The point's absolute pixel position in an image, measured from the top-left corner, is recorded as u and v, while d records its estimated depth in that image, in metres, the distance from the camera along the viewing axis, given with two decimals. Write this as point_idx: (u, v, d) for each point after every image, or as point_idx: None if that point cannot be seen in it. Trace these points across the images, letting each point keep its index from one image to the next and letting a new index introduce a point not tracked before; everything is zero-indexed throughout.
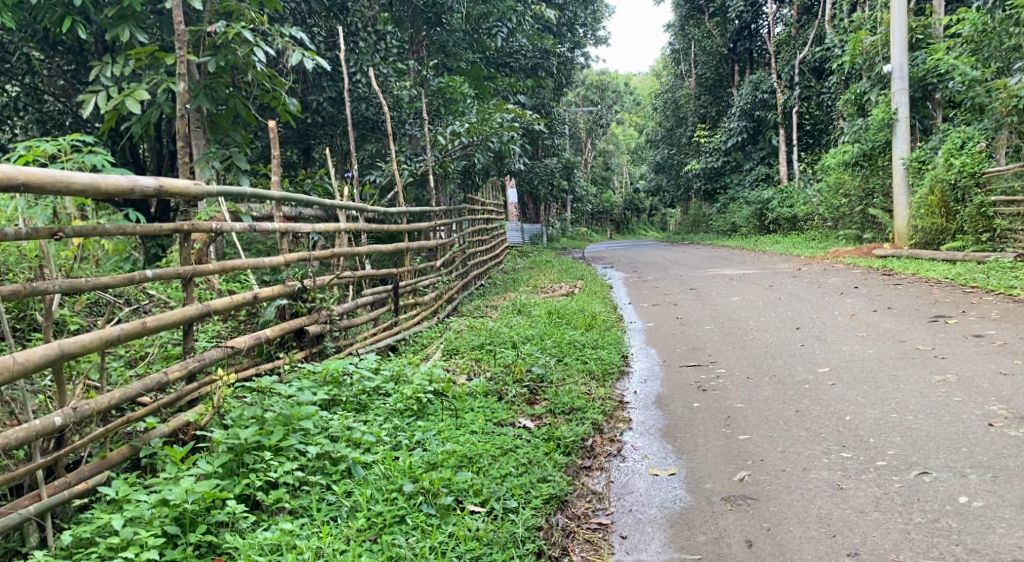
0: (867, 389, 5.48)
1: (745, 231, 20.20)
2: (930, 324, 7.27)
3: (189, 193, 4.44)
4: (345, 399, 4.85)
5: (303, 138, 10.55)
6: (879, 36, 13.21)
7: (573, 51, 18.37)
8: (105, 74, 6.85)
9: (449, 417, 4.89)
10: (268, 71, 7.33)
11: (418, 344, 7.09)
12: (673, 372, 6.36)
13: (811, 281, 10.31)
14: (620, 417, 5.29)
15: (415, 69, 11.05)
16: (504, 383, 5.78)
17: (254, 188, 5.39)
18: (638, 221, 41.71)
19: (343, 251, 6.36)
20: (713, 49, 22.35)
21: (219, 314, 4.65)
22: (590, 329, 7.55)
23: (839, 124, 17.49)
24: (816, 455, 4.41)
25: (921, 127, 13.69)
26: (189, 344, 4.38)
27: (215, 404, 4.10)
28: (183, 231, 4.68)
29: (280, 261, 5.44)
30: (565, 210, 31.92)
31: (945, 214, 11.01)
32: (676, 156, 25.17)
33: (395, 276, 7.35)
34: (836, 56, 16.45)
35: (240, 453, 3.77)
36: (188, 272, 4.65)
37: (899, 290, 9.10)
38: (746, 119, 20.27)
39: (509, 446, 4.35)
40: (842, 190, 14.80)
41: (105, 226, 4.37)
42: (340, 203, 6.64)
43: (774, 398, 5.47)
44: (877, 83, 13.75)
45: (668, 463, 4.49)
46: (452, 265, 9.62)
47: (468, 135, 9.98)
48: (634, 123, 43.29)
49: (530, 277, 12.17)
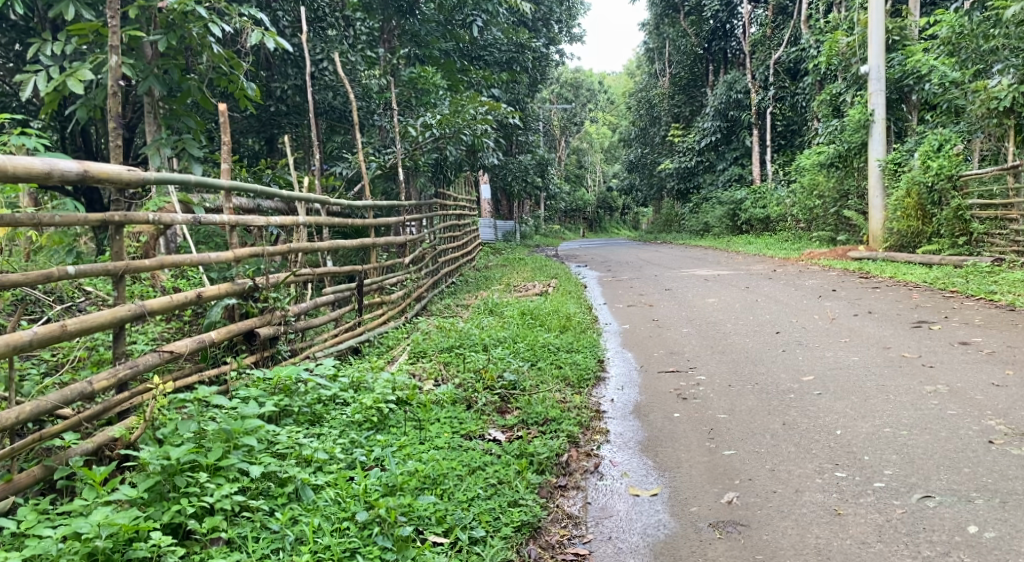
0: (856, 400, 5.17)
1: (718, 231, 19.89)
2: (914, 330, 6.99)
3: (120, 179, 3.92)
4: (298, 410, 4.45)
5: (266, 127, 10.03)
6: (857, 36, 12.92)
7: (548, 48, 17.99)
8: (45, 52, 6.43)
9: (412, 429, 4.49)
10: (224, 54, 6.97)
11: (383, 346, 6.67)
12: (652, 379, 5.99)
13: (789, 283, 10.05)
14: (597, 428, 4.92)
15: (384, 58, 10.59)
16: (473, 390, 5.40)
17: (199, 176, 4.88)
18: (611, 220, 41.52)
19: (301, 246, 5.90)
20: (686, 49, 21.89)
21: (156, 315, 4.20)
22: (565, 332, 7.17)
23: (813, 125, 17.32)
24: (808, 474, 4.08)
25: (897, 129, 13.43)
26: (121, 349, 3.92)
27: (146, 416, 3.68)
28: (115, 222, 4.17)
29: (229, 257, 4.98)
30: (538, 208, 31.62)
31: (921, 216, 10.74)
32: (649, 155, 24.92)
33: (360, 273, 6.92)
34: (812, 57, 16.19)
35: (171, 475, 3.35)
36: (119, 268, 4.13)
37: (879, 293, 8.84)
38: (719, 118, 20.05)
39: (476, 465, 3.97)
40: (817, 192, 14.57)
41: (16, 215, 3.83)
42: (299, 195, 6.18)
43: (759, 408, 5.14)
44: (853, 84, 13.49)
45: (650, 482, 4.12)
46: (421, 262, 9.20)
47: (440, 127, 9.62)
48: (607, 121, 43.10)
49: (502, 275, 11.78)
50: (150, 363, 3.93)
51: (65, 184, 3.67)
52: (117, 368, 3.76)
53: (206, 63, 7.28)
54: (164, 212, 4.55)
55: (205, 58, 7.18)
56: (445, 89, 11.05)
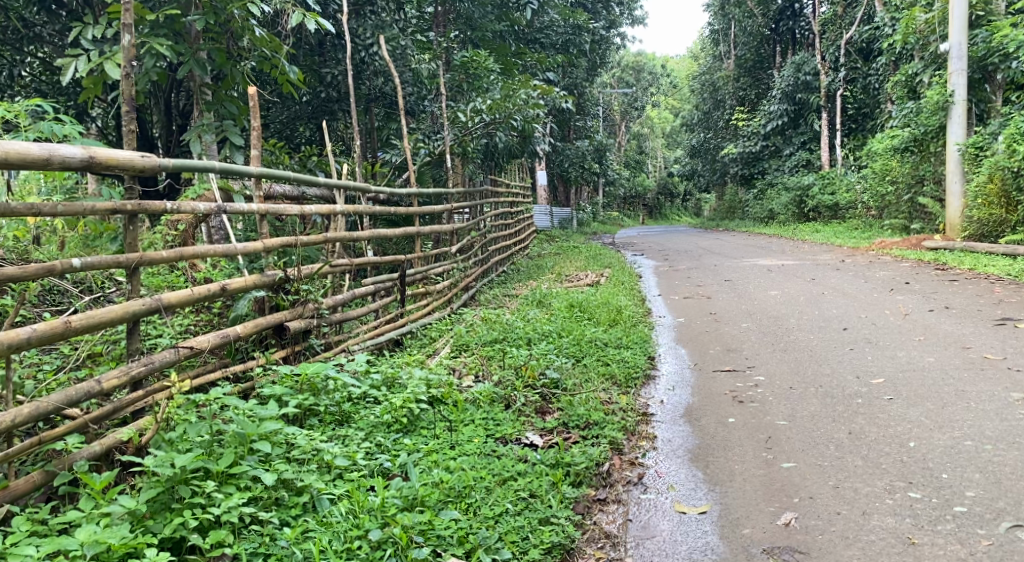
0: (932, 408, 4.71)
1: (783, 218, 19.15)
2: (997, 328, 6.43)
3: (128, 166, 3.72)
4: (325, 409, 4.23)
5: (317, 114, 9.88)
6: (937, 13, 12.08)
7: (608, 31, 17.48)
8: (86, 35, 6.19)
9: (444, 432, 4.22)
10: (267, 37, 6.75)
11: (425, 338, 6.42)
12: (705, 379, 5.61)
13: (859, 274, 9.49)
14: (643, 433, 4.59)
15: (436, 42, 10.35)
16: (512, 388, 5.11)
17: (225, 162, 4.62)
18: (672, 206, 40.69)
19: (338, 236, 5.63)
20: (753, 30, 21.16)
21: (174, 309, 3.98)
22: (614, 326, 6.82)
23: (887, 107, 16.48)
24: (877, 494, 3.71)
25: (978, 111, 12.61)
26: (134, 345, 3.73)
27: (158, 417, 3.47)
28: (128, 212, 3.91)
29: (258, 247, 4.74)
30: (596, 195, 31.14)
31: (1006, 204, 10.07)
32: (712, 140, 24.24)
33: (402, 262, 6.65)
34: (886, 35, 15.34)
35: (174, 484, 3.13)
36: (131, 260, 3.90)
37: (956, 287, 8.23)
38: (787, 101, 19.31)
39: (508, 475, 3.70)
40: (889, 177, 13.82)
41: (13, 203, 3.54)
42: (338, 182, 5.90)
43: (824, 414, 4.72)
44: (931, 64, 12.73)
45: (697, 497, 3.80)
46: (470, 250, 8.94)
47: (490, 112, 9.35)
48: (670, 106, 42.25)
49: (556, 263, 11.46)
50: (165, 359, 3.72)
51: (68, 171, 3.49)
52: (129, 365, 3.56)
53: (249, 46, 7.10)
54: (183, 201, 4.29)
55: (247, 41, 6.98)
56: (498, 73, 10.72)
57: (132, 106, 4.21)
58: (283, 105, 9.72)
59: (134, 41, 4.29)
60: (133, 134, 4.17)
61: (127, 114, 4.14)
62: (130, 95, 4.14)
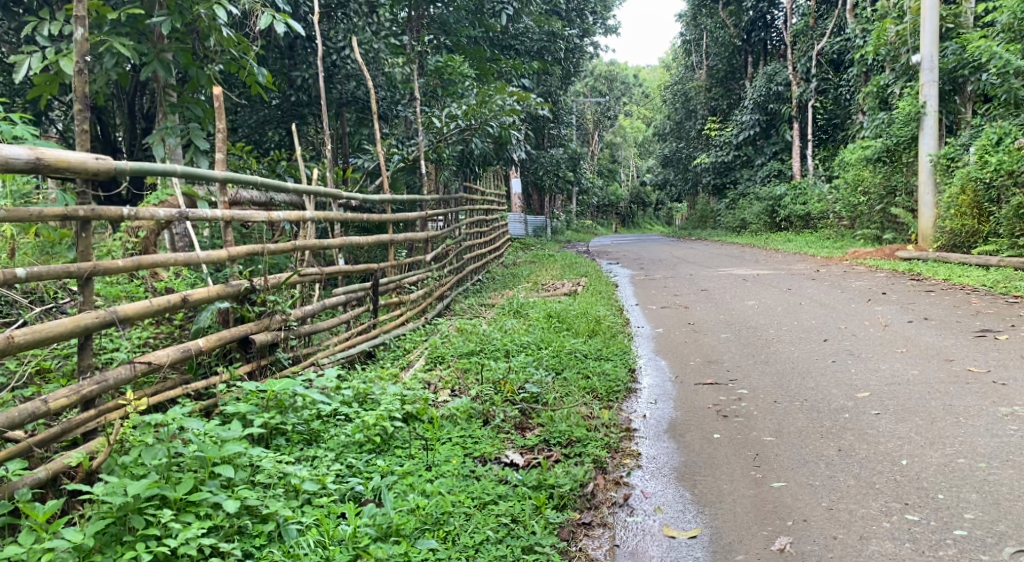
0: (921, 423, 4.57)
1: (754, 228, 19.15)
2: (978, 340, 6.34)
3: (79, 167, 3.48)
4: (293, 429, 4.00)
5: (287, 118, 9.64)
6: (907, 24, 12.03)
7: (582, 39, 17.39)
8: (41, 31, 5.86)
9: (420, 452, 4.00)
10: (234, 37, 6.47)
11: (399, 350, 6.21)
12: (687, 393, 5.43)
13: (835, 284, 9.41)
14: (627, 450, 4.40)
15: (409, 46, 10.14)
16: (491, 403, 4.91)
17: (186, 165, 4.36)
18: (644, 215, 40.77)
19: (307, 244, 5.38)
20: (725, 40, 21.15)
21: (131, 322, 3.73)
22: (594, 336, 6.65)
23: (858, 118, 16.52)
24: (873, 517, 3.59)
25: (948, 122, 12.51)
26: (85, 361, 3.46)
27: (110, 439, 3.22)
28: (81, 218, 3.63)
29: (221, 255, 4.49)
30: (569, 203, 31.10)
31: (978, 215, 10.00)
32: (684, 149, 24.26)
33: (374, 272, 6.41)
34: (858, 47, 15.36)
35: (125, 514, 2.89)
36: (83, 270, 3.62)
37: (933, 298, 8.16)
38: (758, 112, 19.31)
39: (489, 499, 3.52)
40: (862, 188, 13.79)
41: None
42: (308, 188, 5.66)
43: (811, 430, 4.56)
44: (902, 75, 12.72)
45: (687, 520, 3.66)
46: (445, 258, 8.73)
47: (466, 118, 9.26)
48: (643, 115, 42.43)
49: (531, 272, 11.30)
50: (121, 376, 3.46)
51: (13, 173, 3.26)
52: (80, 383, 3.31)
53: (216, 46, 6.84)
54: (140, 207, 4.04)
55: (213, 41, 6.72)
56: (472, 79, 10.54)
57: (86, 105, 3.95)
58: (251, 109, 9.46)
59: (87, 37, 4.03)
60: (85, 133, 3.92)
61: (80, 113, 3.88)
62: (83, 92, 3.89)
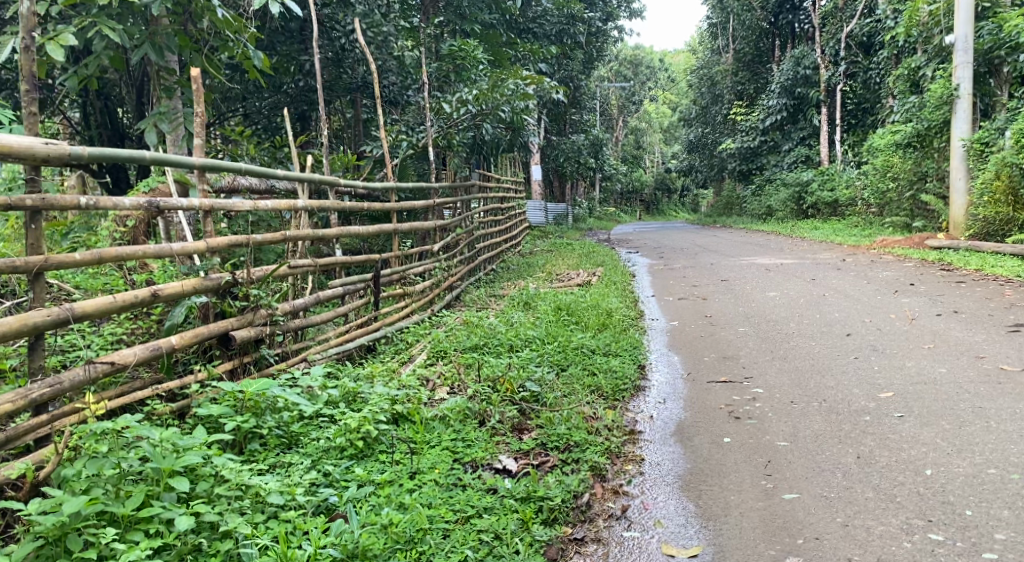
0: (947, 428, 4.23)
1: (781, 215, 18.63)
2: (1012, 335, 5.95)
3: (14, 152, 3.25)
4: (270, 432, 3.77)
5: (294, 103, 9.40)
6: (941, 3, 11.46)
7: (605, 23, 16.93)
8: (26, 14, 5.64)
9: (405, 457, 3.74)
10: (230, 19, 6.17)
11: (401, 343, 5.94)
12: (699, 392, 5.11)
13: (862, 275, 9.02)
14: (629, 455, 4.12)
15: (419, 29, 9.83)
16: (488, 403, 4.63)
17: (156, 152, 4.09)
18: (670, 202, 40.18)
19: (300, 234, 5.10)
20: (752, 23, 20.65)
21: (90, 319, 3.49)
22: (603, 330, 6.36)
23: (889, 102, 16.00)
24: (890, 536, 3.30)
25: (982, 105, 11.75)
26: (36, 363, 3.26)
27: (59, 449, 3.07)
28: (27, 208, 3.38)
29: (200, 248, 4.23)
30: (592, 190, 30.66)
31: (1013, 201, 9.54)
32: (710, 134, 23.76)
33: (375, 263, 6.12)
34: (889, 28, 14.80)
35: (61, 535, 2.74)
36: (34, 264, 3.39)
37: (965, 289, 7.75)
38: (786, 96, 18.77)
39: (470, 514, 3.28)
40: (891, 174, 13.26)
41: None
42: (301, 175, 5.37)
43: (829, 435, 4.23)
44: (936, 57, 12.18)
45: (689, 536, 3.38)
46: (455, 248, 8.46)
47: (477, 102, 8.88)
48: (669, 101, 41.76)
49: (546, 261, 11.01)
50: (76, 379, 3.29)
51: None
52: (30, 387, 3.17)
53: (210, 29, 6.57)
54: (103, 195, 3.75)
55: (207, 24, 6.46)
56: (485, 63, 10.22)
57: (35, 86, 3.72)
58: (258, 95, 9.23)
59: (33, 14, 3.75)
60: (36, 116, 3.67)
61: (27, 94, 3.67)
62: (28, 72, 3.66)
